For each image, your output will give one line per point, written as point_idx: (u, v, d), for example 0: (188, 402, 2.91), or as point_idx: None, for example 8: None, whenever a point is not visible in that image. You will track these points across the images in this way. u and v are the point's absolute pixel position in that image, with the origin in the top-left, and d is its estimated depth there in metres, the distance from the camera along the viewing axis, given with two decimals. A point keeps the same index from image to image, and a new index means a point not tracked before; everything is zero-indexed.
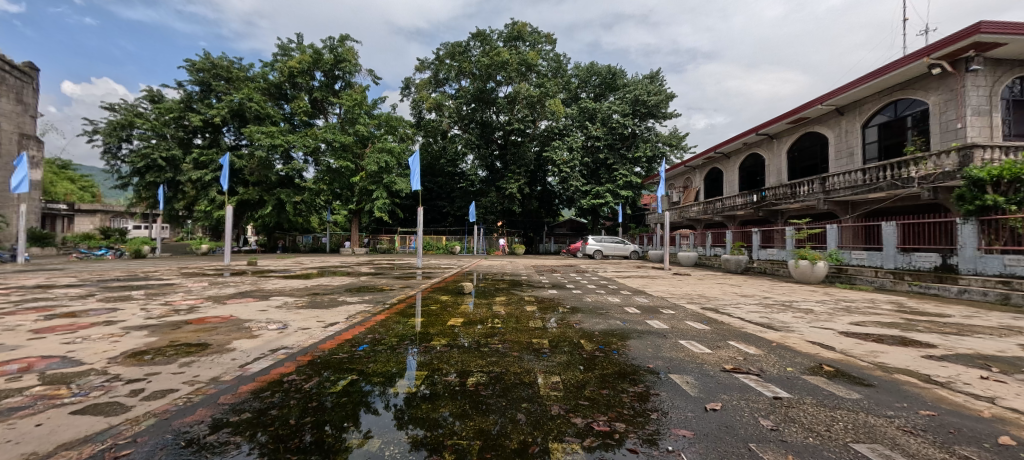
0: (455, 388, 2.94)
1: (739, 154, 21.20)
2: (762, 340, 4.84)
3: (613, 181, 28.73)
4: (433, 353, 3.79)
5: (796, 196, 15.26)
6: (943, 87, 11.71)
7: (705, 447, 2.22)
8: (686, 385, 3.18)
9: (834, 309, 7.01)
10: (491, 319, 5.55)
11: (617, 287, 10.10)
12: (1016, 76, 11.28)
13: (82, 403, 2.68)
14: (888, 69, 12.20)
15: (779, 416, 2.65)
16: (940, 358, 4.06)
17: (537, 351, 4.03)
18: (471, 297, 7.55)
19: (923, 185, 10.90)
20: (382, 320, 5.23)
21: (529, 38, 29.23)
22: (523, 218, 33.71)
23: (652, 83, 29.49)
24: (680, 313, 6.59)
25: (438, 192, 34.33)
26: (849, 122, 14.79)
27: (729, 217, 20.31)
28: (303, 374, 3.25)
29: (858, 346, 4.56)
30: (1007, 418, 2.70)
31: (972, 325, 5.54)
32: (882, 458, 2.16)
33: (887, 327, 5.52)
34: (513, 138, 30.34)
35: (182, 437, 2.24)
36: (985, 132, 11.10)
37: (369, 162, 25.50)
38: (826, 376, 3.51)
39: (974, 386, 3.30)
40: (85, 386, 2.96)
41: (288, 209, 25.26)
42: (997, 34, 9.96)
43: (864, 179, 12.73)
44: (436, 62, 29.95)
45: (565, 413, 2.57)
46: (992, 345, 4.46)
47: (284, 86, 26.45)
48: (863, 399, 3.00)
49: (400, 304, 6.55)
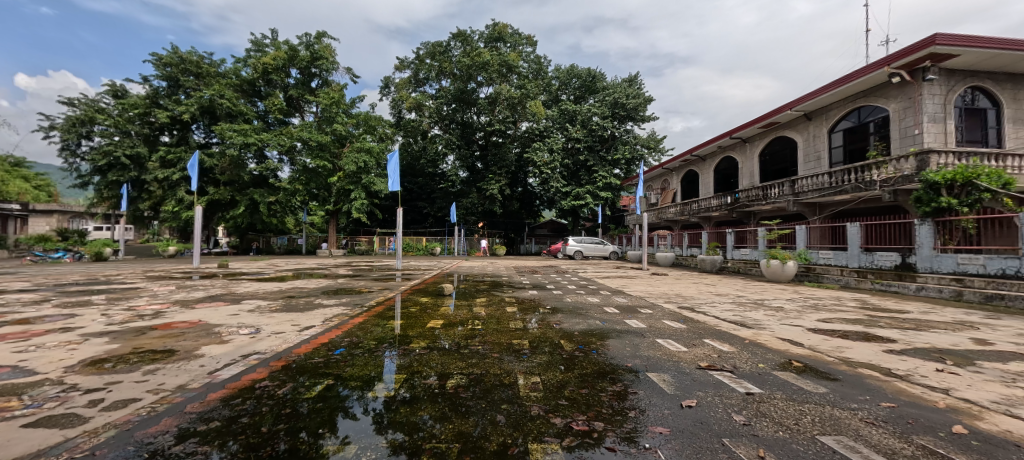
0: (434, 392, 3.07)
1: (714, 157, 21.90)
2: (736, 338, 5.16)
3: (592, 183, 29.20)
4: (413, 356, 3.92)
5: (767, 198, 15.88)
6: (902, 95, 12.43)
7: (680, 443, 2.45)
8: (662, 383, 3.44)
9: (803, 307, 7.45)
10: (471, 320, 5.74)
11: (596, 287, 10.38)
12: (968, 86, 12.03)
13: (34, 415, 2.53)
14: (852, 76, 12.88)
15: (751, 411, 2.91)
16: (899, 352, 4.40)
17: (518, 352, 4.25)
18: (452, 298, 7.69)
19: (884, 187, 11.54)
20: (360, 323, 5.35)
21: (510, 39, 29.49)
22: (504, 219, 34.01)
23: (631, 86, 30.13)
24: (656, 312, 6.86)
25: (418, 192, 34.22)
26: (816, 127, 15.52)
27: (704, 219, 20.96)
28: (276, 380, 3.18)
29: (826, 342, 4.90)
30: (960, 408, 2.93)
31: (928, 321, 6.00)
32: (846, 449, 2.39)
33: (852, 323, 5.93)
34: (493, 138, 30.55)
35: (145, 449, 2.16)
36: (940, 138, 11.84)
37: (346, 162, 25.32)
38: (795, 371, 3.82)
39: (930, 378, 3.57)
40: (39, 396, 2.80)
41: (261, 209, 24.88)
42: (951, 46, 10.65)
43: (831, 181, 13.36)
44: (416, 62, 29.94)
45: (546, 414, 2.76)
46: (946, 339, 4.84)
47: (257, 82, 26.07)
48: (829, 393, 3.28)
49: (380, 306, 6.67)
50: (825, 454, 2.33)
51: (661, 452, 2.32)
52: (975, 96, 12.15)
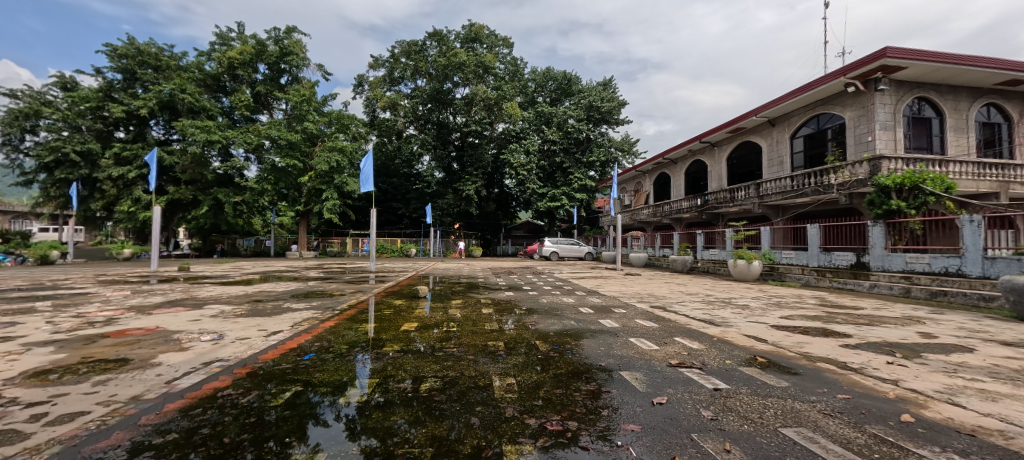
0: (408, 395, 3.04)
1: (684, 161, 22.51)
2: (704, 336, 5.32)
3: (568, 184, 29.43)
4: (386, 360, 3.85)
5: (734, 200, 16.45)
6: (857, 103, 13.12)
7: (651, 439, 2.50)
8: (634, 381, 3.51)
9: (768, 305, 7.76)
10: (446, 323, 5.69)
11: (571, 288, 10.48)
12: (916, 96, 12.82)
13: None
14: (811, 85, 13.53)
15: (718, 406, 3.01)
16: (854, 346, 4.65)
17: (493, 353, 4.24)
18: (427, 301, 7.62)
19: (841, 190, 12.17)
20: (332, 326, 5.23)
21: (486, 40, 29.46)
22: (480, 220, 33.93)
23: (606, 89, 30.60)
24: (629, 312, 7.00)
25: (393, 193, 33.71)
26: (779, 132, 16.19)
27: (675, 220, 21.52)
28: (240, 388, 3.07)
29: (788, 338, 5.12)
30: (908, 398, 3.13)
31: (880, 316, 6.36)
32: (806, 440, 2.50)
33: (811, 320, 6.22)
34: (470, 139, 30.48)
35: None
36: (891, 145, 12.57)
37: (318, 161, 24.68)
38: (759, 367, 3.97)
39: (882, 370, 3.78)
40: None
41: (226, 210, 23.93)
42: (901, 59, 11.33)
43: (793, 185, 13.95)
44: (391, 60, 29.52)
45: (521, 415, 2.78)
46: (896, 334, 5.15)
47: (222, 77, 25.15)
48: (791, 387, 3.43)
49: (353, 309, 6.53)
50: (787, 446, 2.43)
51: (633, 450, 2.37)
52: (922, 106, 12.96)
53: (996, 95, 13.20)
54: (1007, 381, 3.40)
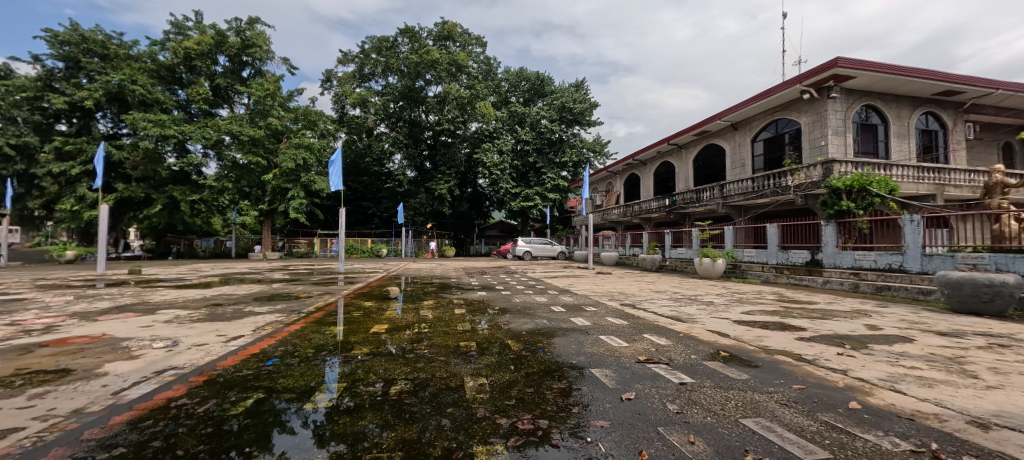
0: (377, 399, 2.98)
1: (653, 162, 23.07)
2: (671, 332, 5.49)
3: (541, 184, 29.59)
4: (354, 364, 3.77)
5: (700, 201, 17.00)
6: (811, 109, 13.83)
7: (619, 434, 2.56)
8: (604, 378, 3.58)
9: (731, 301, 8.07)
10: (418, 324, 5.61)
11: (544, 287, 10.55)
12: (865, 103, 13.64)
13: None
14: (770, 92, 14.17)
15: (684, 400, 3.11)
16: (808, 339, 4.90)
17: (465, 354, 4.21)
18: (398, 302, 7.50)
19: (797, 192, 12.81)
20: (297, 330, 5.06)
21: (459, 38, 29.25)
22: (453, 220, 33.67)
23: (578, 91, 30.97)
24: (601, 310, 7.15)
25: (363, 192, 33.02)
26: (741, 136, 16.86)
27: (645, 220, 22.03)
28: (196, 397, 2.93)
29: (748, 332, 5.35)
30: (855, 386, 3.33)
31: (833, 310, 6.75)
32: (764, 429, 2.62)
33: (770, 314, 6.53)
34: (442, 138, 30.22)
35: None
36: (842, 149, 13.32)
37: (283, 158, 23.85)
38: (722, 360, 4.13)
39: (833, 361, 4.01)
40: None
41: (182, 208, 22.75)
42: (851, 69, 12.02)
43: (754, 186, 14.54)
44: (361, 56, 28.90)
45: (492, 415, 2.78)
46: (847, 326, 5.47)
47: (178, 68, 23.88)
48: (750, 379, 3.58)
49: (320, 312, 6.33)
50: (747, 436, 2.54)
51: (602, 445, 2.42)
52: (870, 113, 13.80)
53: (933, 104, 14.20)
54: (941, 368, 3.68)
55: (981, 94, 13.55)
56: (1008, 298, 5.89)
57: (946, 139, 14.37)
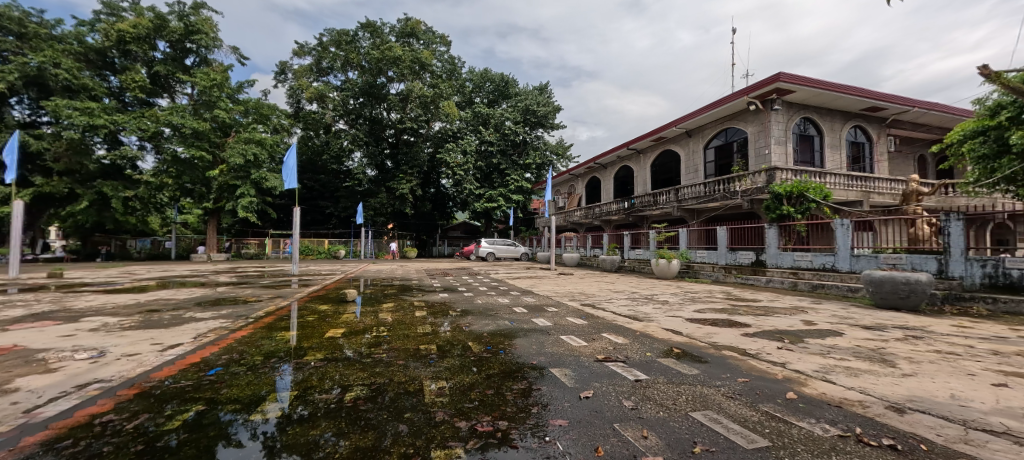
0: (330, 407, 2.88)
1: (613, 166, 23.71)
2: (628, 330, 5.68)
3: (504, 186, 29.69)
4: (308, 370, 3.63)
5: (656, 204, 17.65)
6: (757, 120, 14.72)
7: (576, 432, 2.61)
8: (564, 377, 3.64)
9: (685, 300, 8.45)
10: (376, 328, 5.47)
11: (506, 288, 10.58)
12: (804, 116, 14.69)
13: None
14: (720, 102, 14.96)
15: (638, 396, 3.23)
16: (752, 334, 5.22)
17: (425, 357, 4.15)
18: (355, 305, 7.29)
19: (744, 197, 13.58)
20: (245, 336, 4.82)
21: (423, 36, 28.81)
22: (415, 220, 33.12)
23: (542, 94, 31.33)
24: (562, 310, 7.27)
25: (320, 191, 31.81)
26: (695, 143, 17.67)
27: (605, 222, 22.59)
28: (125, 412, 2.72)
29: (699, 329, 5.63)
30: (793, 378, 3.58)
31: (775, 307, 7.22)
32: (711, 421, 2.76)
33: (719, 312, 6.90)
34: (404, 137, 29.64)
35: None
36: (783, 158, 14.25)
37: (230, 153, 22.43)
38: (675, 357, 4.31)
39: (773, 354, 4.30)
40: None
41: (114, 205, 21.02)
42: (791, 84, 12.91)
43: (706, 191, 15.26)
44: (319, 49, 27.88)
45: (451, 418, 2.76)
46: (786, 322, 5.88)
47: (109, 52, 22.08)
48: (701, 374, 3.76)
49: (271, 317, 6.03)
50: (695, 428, 2.67)
51: (560, 444, 2.46)
52: (808, 125, 14.89)
53: (862, 119, 15.51)
54: (866, 359, 4.02)
55: (900, 111, 14.93)
56: (922, 294, 6.53)
57: (871, 150, 15.71)
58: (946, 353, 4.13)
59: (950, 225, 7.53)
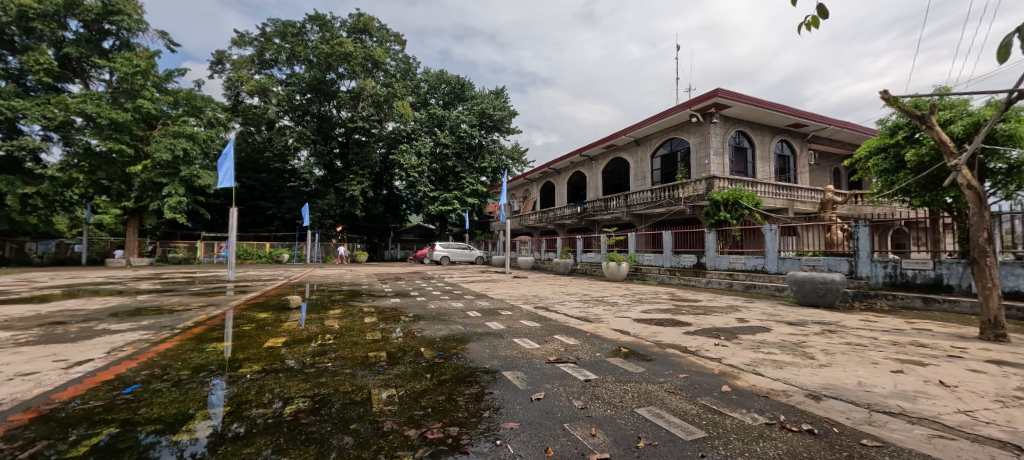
0: (269, 421, 2.72)
1: (567, 171, 24.25)
2: (579, 331, 5.84)
3: (459, 189, 29.48)
4: (244, 384, 3.40)
5: (607, 209, 18.23)
6: (698, 131, 15.66)
7: (528, 434, 2.65)
8: (516, 380, 3.67)
9: (632, 301, 8.79)
10: (321, 336, 5.24)
11: (460, 292, 10.51)
12: (739, 129, 15.84)
13: None
14: (666, 113, 15.78)
15: (588, 395, 3.32)
16: (692, 332, 5.54)
17: (373, 365, 4.03)
18: (299, 312, 6.93)
19: (687, 203, 14.34)
20: (169, 349, 4.43)
21: (376, 34, 28.07)
22: (366, 223, 32.06)
23: (498, 98, 31.49)
24: (515, 313, 7.34)
25: (261, 190, 30.00)
26: (643, 152, 18.47)
27: (559, 227, 23.02)
28: (17, 441, 2.42)
29: (645, 329, 5.88)
30: (727, 372, 3.83)
31: (713, 307, 7.71)
32: (655, 416, 2.90)
33: (663, 312, 7.25)
34: (355, 136, 28.67)
35: None
36: (721, 167, 15.25)
37: (155, 147, 20.55)
38: (623, 356, 4.47)
39: (711, 350, 4.58)
40: None
41: (9, 203, 18.61)
42: (728, 100, 13.89)
43: (653, 197, 15.97)
44: (262, 40, 26.38)
45: (399, 427, 2.70)
46: (723, 320, 6.30)
47: (8, 30, 19.63)
48: (645, 371, 3.94)
49: (202, 327, 5.58)
50: (639, 424, 2.79)
51: (510, 447, 2.48)
52: (742, 138, 16.07)
53: (788, 134, 16.93)
54: (789, 352, 4.39)
55: (820, 128, 16.47)
56: (836, 293, 7.23)
57: (795, 163, 17.19)
58: (855, 345, 4.60)
59: (858, 230, 8.39)
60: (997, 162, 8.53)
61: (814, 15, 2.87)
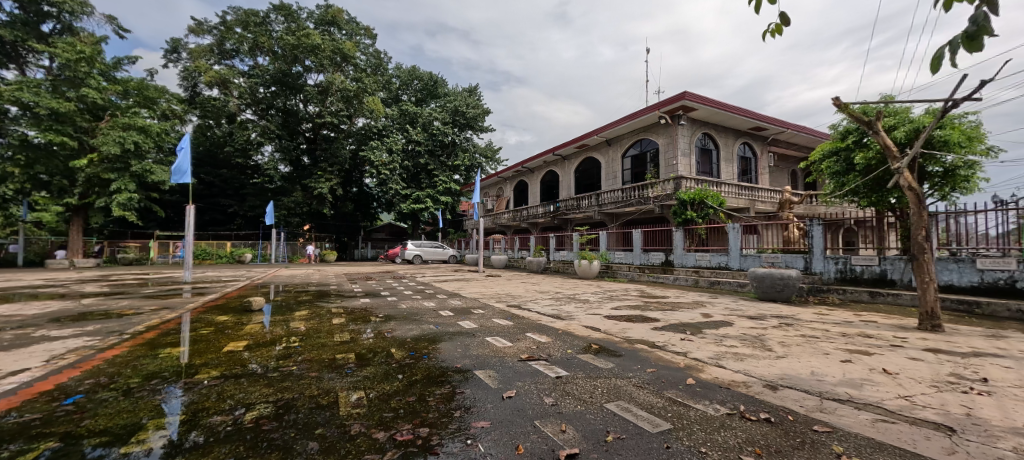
0: (229, 429, 2.62)
1: (540, 170, 24.40)
2: (551, 329, 5.90)
3: (431, 187, 29.11)
4: (202, 391, 3.26)
5: (579, 208, 18.48)
6: (666, 133, 16.10)
7: (498, 432, 2.65)
8: (488, 379, 3.67)
9: (603, 298, 8.95)
10: (287, 338, 5.07)
11: (433, 291, 10.41)
12: (704, 132, 16.38)
13: None
14: (635, 115, 16.14)
15: (559, 392, 3.36)
16: (660, 328, 5.70)
17: (341, 367, 3.93)
18: (262, 314, 6.68)
19: (655, 202, 14.72)
20: (119, 356, 4.18)
21: (346, 26, 27.34)
22: (334, 221, 31.24)
23: (471, 96, 31.29)
24: (488, 312, 7.33)
25: (221, 187, 28.69)
26: (614, 151, 18.81)
27: (531, 225, 23.13)
28: None
29: (616, 325, 6.01)
30: (692, 365, 3.97)
31: (681, 303, 7.95)
32: (623, 410, 2.96)
33: (633, 309, 7.42)
34: (323, 132, 27.86)
35: None
36: (687, 168, 15.73)
37: (102, 140, 19.28)
38: (594, 353, 4.55)
39: (677, 345, 4.73)
40: None
41: None
42: (695, 103, 14.35)
43: (623, 196, 16.30)
44: (222, 28, 25.19)
45: (367, 430, 2.65)
46: (690, 315, 6.52)
47: None
48: (615, 367, 4.02)
49: (154, 332, 5.29)
50: (608, 418, 2.84)
51: (481, 446, 2.48)
52: (708, 139, 16.63)
53: (750, 137, 17.64)
54: (750, 344, 4.58)
55: (779, 132, 17.25)
56: (793, 288, 7.61)
57: (756, 165, 17.94)
58: (809, 337, 4.86)
59: (812, 229, 8.86)
60: (935, 166, 9.18)
61: (778, 23, 2.98)
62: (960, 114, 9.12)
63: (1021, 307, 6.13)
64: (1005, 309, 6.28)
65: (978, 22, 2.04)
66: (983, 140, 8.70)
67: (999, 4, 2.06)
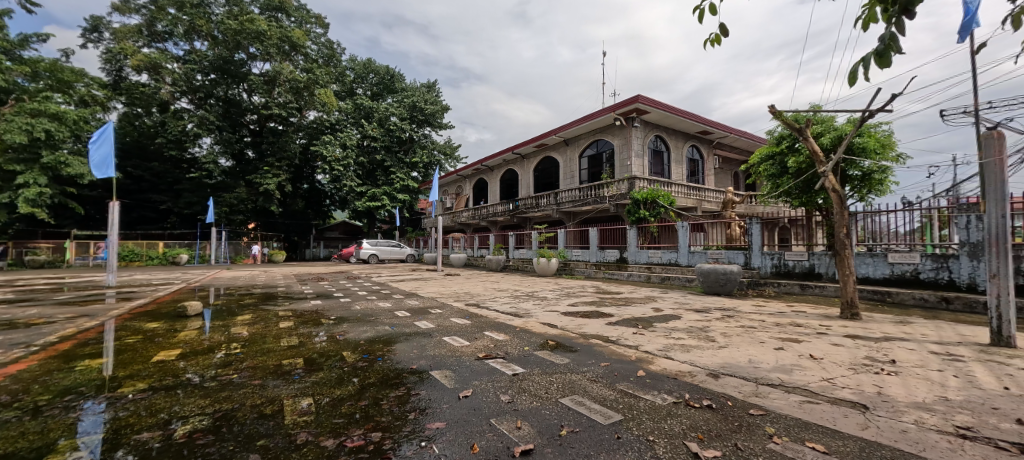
0: (159, 446, 2.43)
1: (499, 169, 24.44)
2: (509, 327, 5.93)
3: (388, 184, 28.29)
4: (128, 405, 2.99)
5: (538, 207, 18.67)
6: (621, 134, 16.60)
7: (454, 433, 2.63)
8: (444, 379, 3.62)
9: (560, 295, 9.09)
10: (228, 345, 4.76)
11: (389, 291, 10.15)
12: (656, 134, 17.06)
13: None
14: (592, 116, 16.53)
15: (516, 389, 3.38)
16: (615, 323, 5.89)
17: (288, 374, 3.75)
18: (199, 320, 6.22)
19: (611, 201, 15.15)
20: (27, 371, 3.75)
21: (294, 14, 26.02)
22: (283, 220, 29.76)
23: (430, 91, 30.71)
24: (446, 311, 7.26)
25: (153, 182, 26.44)
26: (571, 151, 19.15)
27: (491, 223, 23.11)
28: None
29: (572, 322, 6.13)
30: (643, 358, 4.12)
31: (635, 298, 8.23)
32: (577, 404, 3.03)
33: (590, 305, 7.60)
34: (270, 124, 26.38)
35: None
36: (641, 168, 16.30)
37: (5, 127, 17.19)
38: (550, 349, 4.62)
39: (630, 338, 4.91)
40: None
41: None
42: (647, 106, 14.92)
43: (580, 195, 16.65)
44: (152, 8, 23.18)
45: (315, 438, 2.55)
46: (642, 310, 6.77)
47: None
48: (570, 362, 4.10)
49: (70, 343, 4.78)
50: (562, 413, 2.90)
51: (435, 447, 2.45)
52: (659, 141, 17.34)
53: (697, 140, 18.56)
54: (696, 336, 4.82)
55: (723, 136, 18.27)
56: (733, 281, 8.12)
57: (703, 167, 18.90)
58: (748, 327, 5.21)
59: (752, 227, 9.48)
60: (854, 170, 10.08)
61: (720, 33, 3.15)
62: (876, 123, 10.09)
63: (923, 295, 6.88)
64: (910, 297, 7.01)
65: (886, 41, 2.25)
66: (894, 148, 9.68)
67: (905, 25, 2.28)
